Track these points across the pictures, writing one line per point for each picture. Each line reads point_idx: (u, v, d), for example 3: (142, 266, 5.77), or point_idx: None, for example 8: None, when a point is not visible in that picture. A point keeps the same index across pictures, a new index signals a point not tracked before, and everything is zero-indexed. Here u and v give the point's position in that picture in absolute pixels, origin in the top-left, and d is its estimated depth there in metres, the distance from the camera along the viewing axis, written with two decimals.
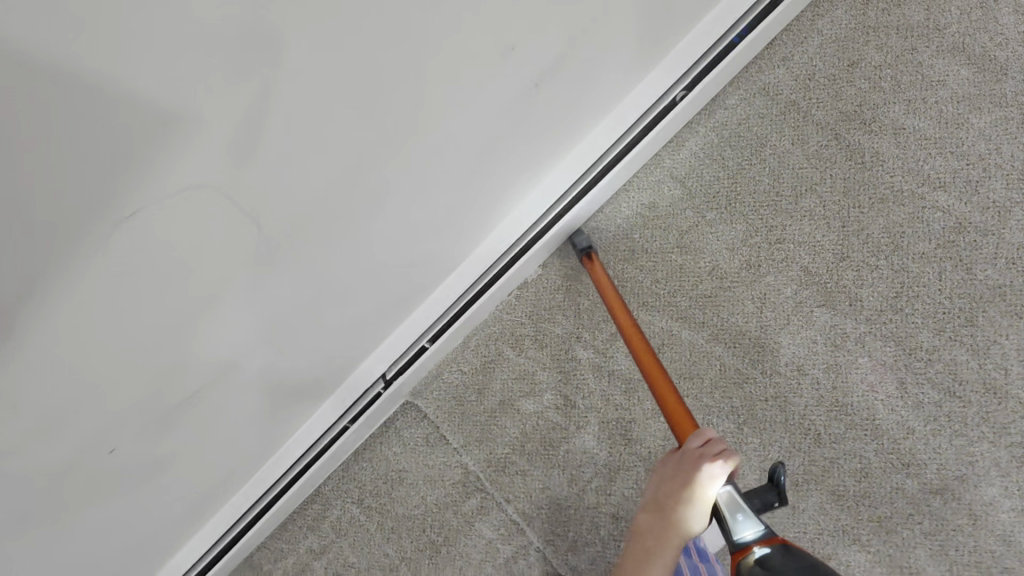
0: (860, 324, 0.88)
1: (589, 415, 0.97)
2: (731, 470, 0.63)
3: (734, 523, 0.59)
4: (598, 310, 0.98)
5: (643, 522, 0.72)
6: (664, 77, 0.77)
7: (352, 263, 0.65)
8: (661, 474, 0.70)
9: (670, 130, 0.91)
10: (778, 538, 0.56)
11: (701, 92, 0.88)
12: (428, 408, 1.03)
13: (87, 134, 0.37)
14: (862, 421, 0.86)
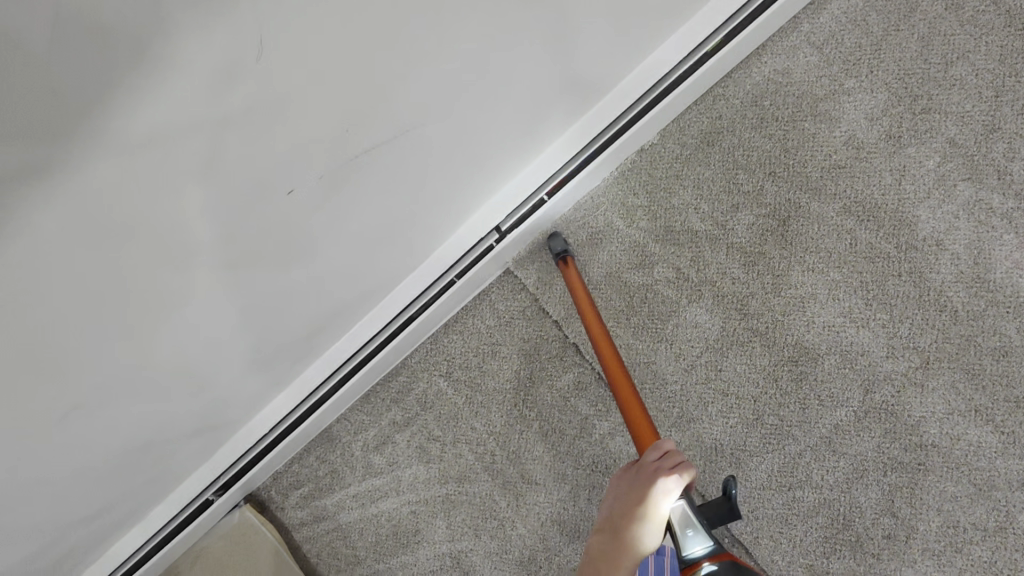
0: (1008, 198, 0.84)
1: (702, 289, 0.92)
2: (684, 484, 0.67)
3: (683, 539, 0.66)
4: (719, 180, 0.93)
5: (598, 542, 0.76)
6: (716, 15, 0.77)
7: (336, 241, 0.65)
8: (617, 493, 0.74)
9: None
10: (725, 554, 0.64)
11: None
12: (528, 280, 0.99)
13: (41, 83, 0.35)
14: (1005, 297, 0.83)
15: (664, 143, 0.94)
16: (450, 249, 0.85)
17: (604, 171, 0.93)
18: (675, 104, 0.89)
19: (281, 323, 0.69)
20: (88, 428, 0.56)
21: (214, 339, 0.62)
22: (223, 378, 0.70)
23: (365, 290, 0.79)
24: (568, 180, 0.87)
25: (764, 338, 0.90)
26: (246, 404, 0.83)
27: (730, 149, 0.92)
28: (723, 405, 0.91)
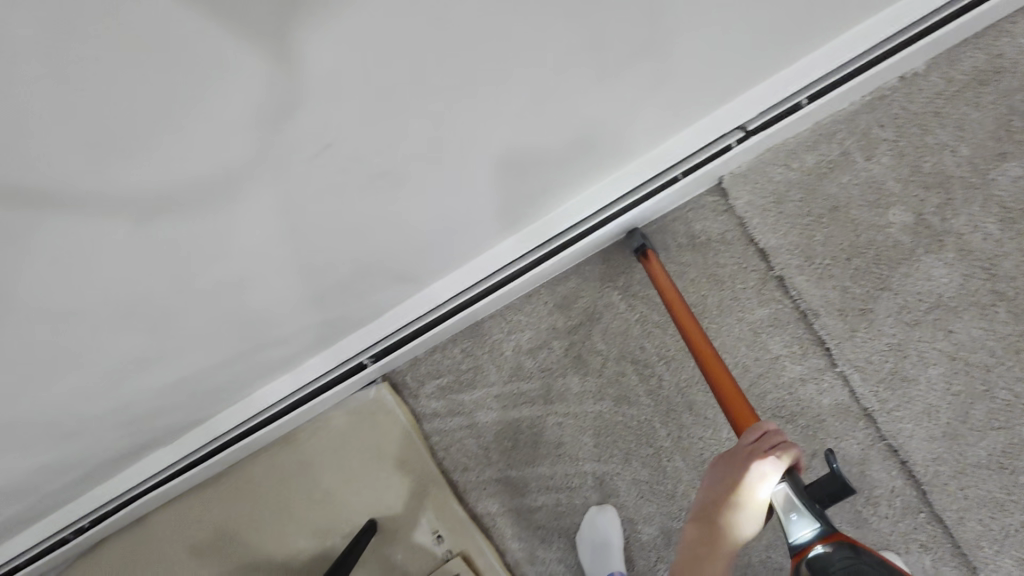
0: None
1: (945, 239, 0.83)
2: (782, 464, 0.57)
3: (787, 525, 0.56)
4: (987, 125, 0.83)
5: (690, 532, 0.64)
6: None
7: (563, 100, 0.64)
8: (710, 479, 0.64)
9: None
10: (839, 536, 0.53)
11: None
12: (739, 201, 0.91)
13: None
14: None
15: (928, 74, 0.85)
16: (667, 152, 0.80)
17: (859, 93, 0.85)
18: (964, 28, 0.80)
19: (484, 174, 0.69)
20: (342, 176, 0.59)
21: (470, 127, 0.61)
22: (436, 203, 0.70)
23: (603, 150, 0.75)
24: (832, 89, 0.79)
25: (1012, 304, 0.80)
26: (446, 252, 0.81)
27: (1007, 92, 0.83)
28: (946, 369, 0.82)
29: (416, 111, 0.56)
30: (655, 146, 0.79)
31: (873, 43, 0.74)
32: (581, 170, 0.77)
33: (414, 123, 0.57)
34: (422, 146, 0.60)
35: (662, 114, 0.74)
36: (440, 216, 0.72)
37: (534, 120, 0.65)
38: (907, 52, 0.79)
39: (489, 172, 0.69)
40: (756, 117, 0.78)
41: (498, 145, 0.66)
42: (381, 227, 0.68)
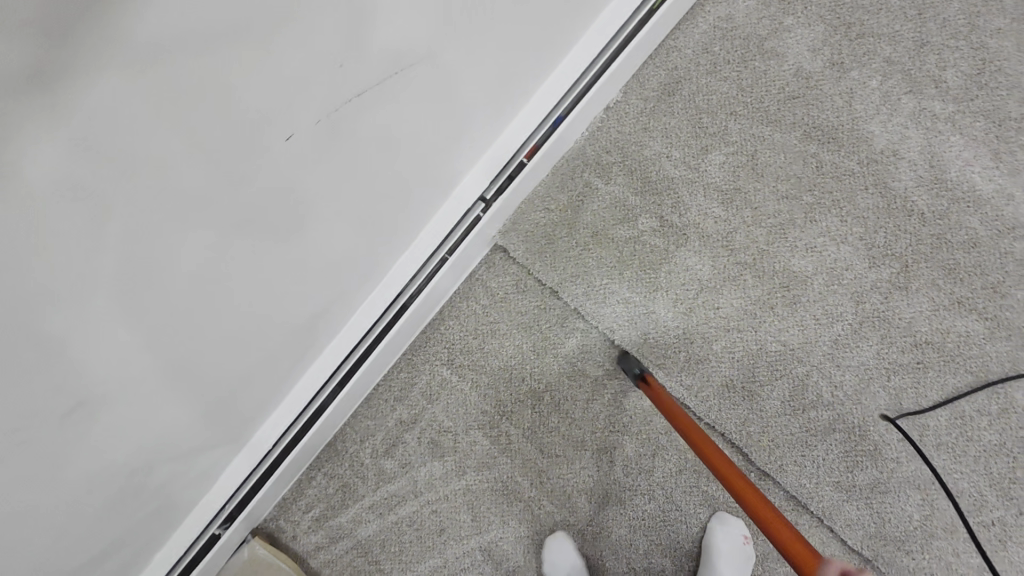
0: (948, 105, 0.91)
1: (687, 232, 0.95)
2: None
3: None
4: (686, 127, 0.96)
5: None
6: None
7: (287, 272, 0.61)
8: None
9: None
10: None
11: None
12: (517, 251, 0.98)
13: None
14: (964, 193, 0.89)
15: (627, 97, 0.97)
16: (422, 245, 0.83)
17: (578, 128, 0.95)
18: (632, 59, 0.92)
19: (235, 363, 0.64)
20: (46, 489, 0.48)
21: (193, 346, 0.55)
22: (192, 417, 0.63)
23: (360, 268, 0.75)
24: (545, 140, 0.88)
25: (755, 269, 0.92)
26: (232, 423, 0.73)
27: (691, 95, 0.96)
28: (728, 341, 0.92)
29: (112, 385, 0.48)
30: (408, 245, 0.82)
31: (559, 95, 0.83)
32: (362, 282, 0.78)
33: (116, 391, 0.49)
34: (151, 391, 0.53)
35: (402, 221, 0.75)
36: (277, 330, 0.67)
37: (262, 303, 0.61)
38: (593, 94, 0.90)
39: (239, 357, 0.64)
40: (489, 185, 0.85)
41: (234, 337, 0.61)
42: (133, 477, 0.59)
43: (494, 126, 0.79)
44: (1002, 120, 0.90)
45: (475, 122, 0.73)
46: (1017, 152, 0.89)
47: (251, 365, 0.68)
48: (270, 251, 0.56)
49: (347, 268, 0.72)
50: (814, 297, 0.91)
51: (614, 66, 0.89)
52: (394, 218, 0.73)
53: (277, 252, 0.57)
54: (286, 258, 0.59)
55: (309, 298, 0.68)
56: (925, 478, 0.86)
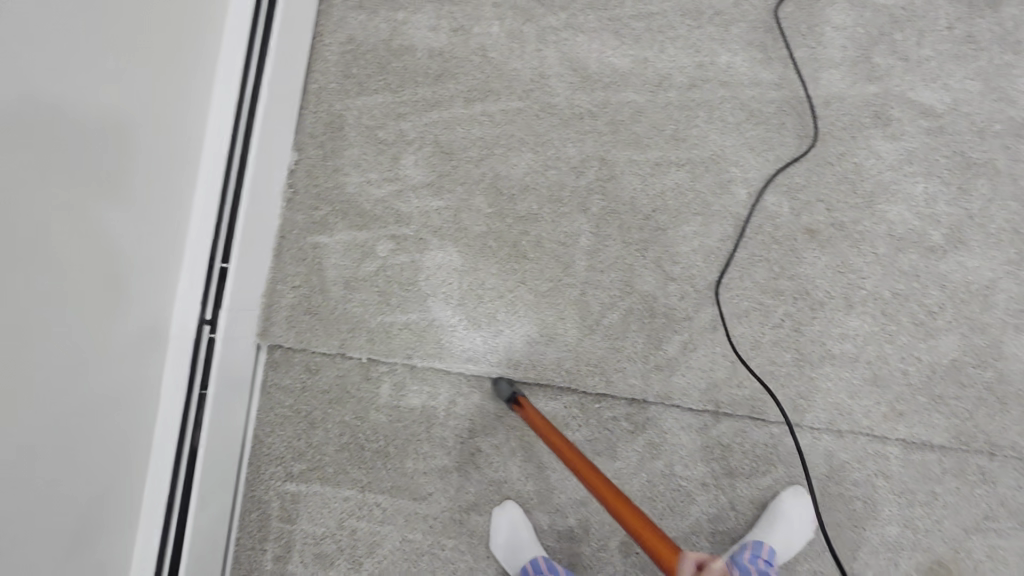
0: (560, 14, 0.99)
1: (421, 236, 0.97)
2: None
3: None
4: (369, 149, 0.99)
5: None
6: (236, 45, 0.83)
7: (50, 540, 0.58)
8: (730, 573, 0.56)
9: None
10: None
11: None
12: (288, 339, 0.96)
13: None
14: (608, 77, 0.96)
15: (305, 152, 0.98)
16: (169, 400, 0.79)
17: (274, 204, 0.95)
18: (281, 121, 0.93)
19: None
20: None
21: None
22: None
23: (119, 469, 0.71)
24: (234, 236, 0.85)
25: (493, 233, 0.96)
26: None
27: (357, 121, 0.99)
28: (507, 306, 0.96)
29: None
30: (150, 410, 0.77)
31: (218, 188, 0.82)
32: (128, 428, 0.72)
33: None
34: None
35: (133, 401, 0.72)
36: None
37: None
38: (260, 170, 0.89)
39: None
40: (204, 301, 0.82)
41: None
42: None
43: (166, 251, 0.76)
44: (605, 3, 0.99)
45: (148, 274, 0.72)
46: (632, 20, 0.98)
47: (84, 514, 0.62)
48: (23, 539, 0.53)
49: (107, 483, 0.68)
50: (550, 227, 0.96)
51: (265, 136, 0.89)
52: (122, 407, 0.70)
53: (30, 533, 0.54)
54: (40, 531, 0.56)
55: (84, 541, 0.64)
56: (716, 319, 0.93)
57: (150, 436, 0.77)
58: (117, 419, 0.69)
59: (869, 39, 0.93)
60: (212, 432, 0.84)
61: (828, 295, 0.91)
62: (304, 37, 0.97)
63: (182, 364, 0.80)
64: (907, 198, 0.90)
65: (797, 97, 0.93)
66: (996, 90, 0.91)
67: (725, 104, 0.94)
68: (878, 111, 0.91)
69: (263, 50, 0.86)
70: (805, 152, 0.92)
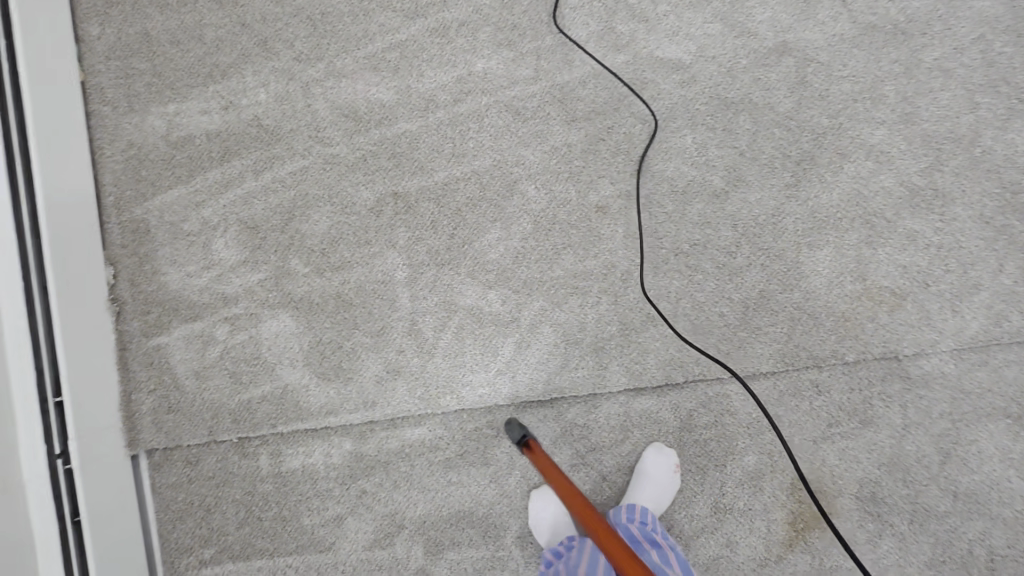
0: (318, 66, 1.01)
1: (251, 311, 1.00)
2: None
3: None
4: (179, 242, 1.01)
5: None
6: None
7: None
8: None
9: (76, 96, 1.00)
10: None
11: (43, 50, 0.95)
12: (157, 441, 1.00)
13: None
14: (378, 115, 1.00)
15: (119, 263, 1.01)
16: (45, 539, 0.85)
17: (100, 320, 0.98)
18: (79, 246, 0.96)
19: None
20: None
21: None
22: None
23: None
24: (60, 372, 0.90)
25: (316, 291, 1.00)
26: None
27: (160, 220, 1.02)
28: (348, 352, 0.99)
29: None
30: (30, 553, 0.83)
31: (26, 334, 0.86)
32: (3, 564, 0.77)
33: None
34: None
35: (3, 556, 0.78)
36: None
37: None
38: (68, 301, 0.92)
39: None
40: (49, 439, 0.88)
41: None
42: None
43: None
44: (357, 43, 1.01)
45: None
46: (384, 53, 1.00)
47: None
48: None
49: None
50: (366, 269, 0.99)
51: (62, 266, 0.92)
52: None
53: None
54: None
55: None
56: (540, 312, 0.96)
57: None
58: None
59: (607, 12, 0.96)
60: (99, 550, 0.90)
61: (634, 264, 0.95)
62: (81, 156, 0.99)
63: (45, 500, 0.85)
64: (680, 151, 0.94)
65: (555, 85, 0.96)
66: (737, 26, 0.93)
67: (491, 109, 0.97)
68: (633, 79, 0.95)
69: (30, 189, 0.89)
70: (572, 138, 0.96)
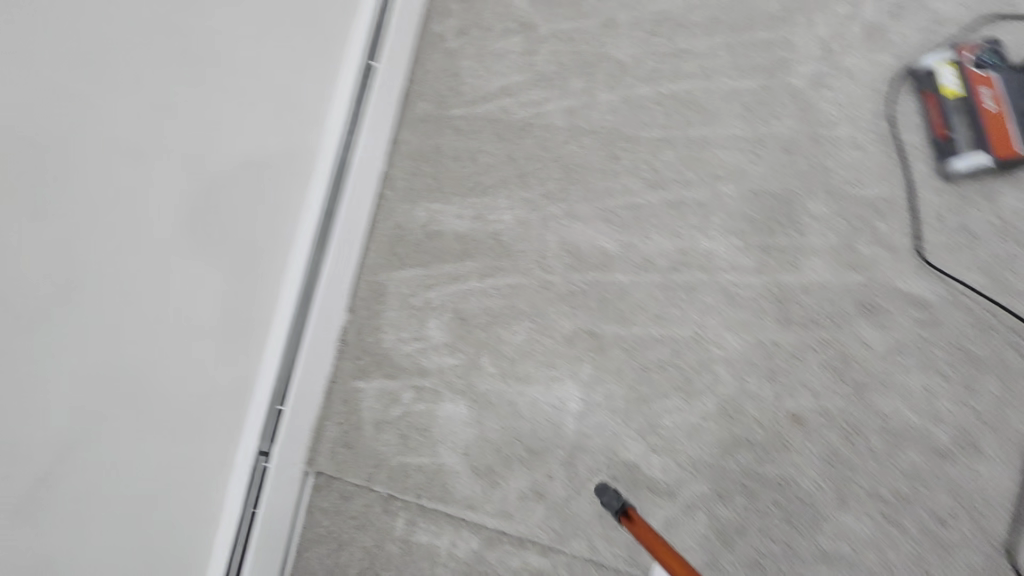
0: (559, 203, 1.16)
1: (437, 387, 1.15)
2: None
3: None
4: (402, 311, 1.21)
5: None
6: (308, 228, 1.15)
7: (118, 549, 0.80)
8: None
9: (376, 172, 1.28)
10: None
11: (375, 138, 1.26)
12: (327, 467, 1.17)
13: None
14: (598, 259, 1.10)
15: (356, 311, 1.24)
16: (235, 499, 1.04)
17: (327, 345, 1.20)
18: (337, 281, 1.20)
19: None
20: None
21: None
22: None
23: (187, 540, 0.95)
24: (291, 371, 1.12)
25: (495, 392, 1.10)
26: None
27: (397, 288, 1.23)
28: (503, 458, 1.07)
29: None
30: (223, 502, 1.03)
31: (286, 325, 1.11)
32: (200, 494, 0.96)
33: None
34: None
35: (207, 493, 0.99)
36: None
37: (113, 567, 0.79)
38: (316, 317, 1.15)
39: None
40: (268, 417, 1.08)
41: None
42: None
43: (244, 377, 1.04)
44: (600, 196, 1.13)
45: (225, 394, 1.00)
46: (619, 209, 1.11)
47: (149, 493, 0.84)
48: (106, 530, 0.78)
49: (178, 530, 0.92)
50: (542, 388, 1.07)
51: (323, 291, 1.16)
52: (198, 488, 0.96)
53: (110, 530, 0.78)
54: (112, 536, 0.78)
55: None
56: (699, 495, 0.95)
57: (218, 523, 1.02)
58: (192, 493, 0.94)
59: (850, 228, 0.99)
60: (263, 533, 1.07)
61: (818, 489, 0.90)
62: (362, 214, 1.25)
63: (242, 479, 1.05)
64: (901, 390, 0.91)
65: (775, 283, 0.99)
66: (1002, 281, 0.93)
67: (704, 286, 1.02)
68: (866, 299, 0.95)
69: (326, 232, 1.17)
70: (780, 338, 0.97)
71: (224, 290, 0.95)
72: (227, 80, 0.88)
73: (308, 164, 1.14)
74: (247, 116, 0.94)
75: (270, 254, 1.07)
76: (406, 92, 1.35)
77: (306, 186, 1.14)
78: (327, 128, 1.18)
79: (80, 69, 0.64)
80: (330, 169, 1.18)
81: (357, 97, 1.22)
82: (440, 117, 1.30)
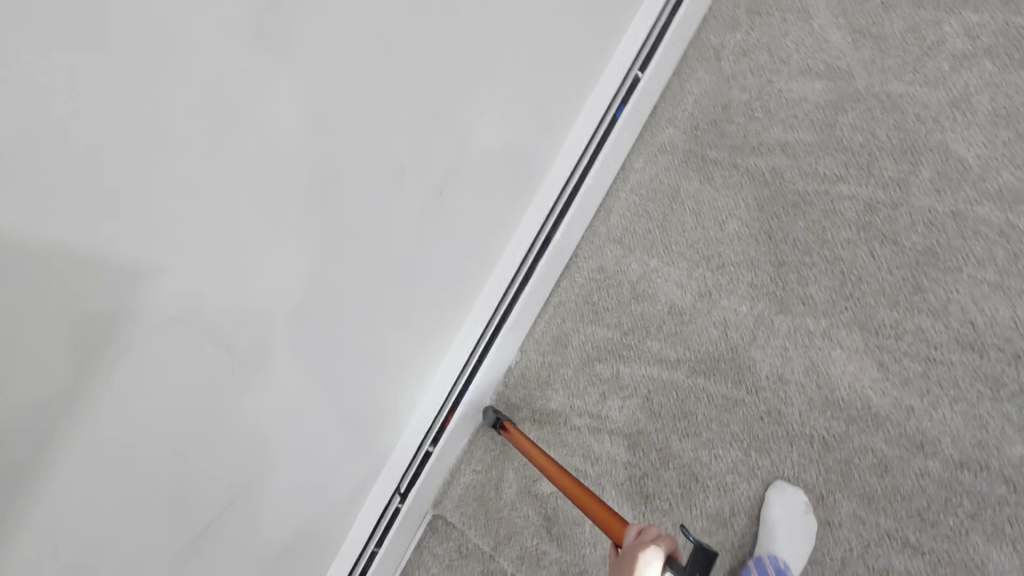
0: (821, 318, 0.93)
1: (603, 481, 0.98)
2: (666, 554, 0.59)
3: None
4: (581, 375, 1.04)
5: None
6: (521, 246, 0.92)
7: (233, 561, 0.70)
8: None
9: (599, 195, 1.06)
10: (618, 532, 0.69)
11: (612, 159, 1.04)
12: (453, 516, 1.05)
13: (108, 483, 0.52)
14: (859, 412, 0.87)
15: (527, 354, 1.07)
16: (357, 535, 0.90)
17: (492, 381, 1.04)
18: (524, 315, 1.02)
19: None
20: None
21: None
22: None
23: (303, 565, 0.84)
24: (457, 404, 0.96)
25: (674, 516, 0.93)
26: None
27: (581, 346, 1.05)
28: None
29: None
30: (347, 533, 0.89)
31: (466, 353, 0.93)
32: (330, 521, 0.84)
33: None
34: None
35: (337, 521, 0.86)
36: None
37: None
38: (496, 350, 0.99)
39: None
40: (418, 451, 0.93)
41: None
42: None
43: (408, 400, 0.88)
44: (879, 328, 0.89)
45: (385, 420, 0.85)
46: (905, 360, 0.87)
47: (274, 529, 0.74)
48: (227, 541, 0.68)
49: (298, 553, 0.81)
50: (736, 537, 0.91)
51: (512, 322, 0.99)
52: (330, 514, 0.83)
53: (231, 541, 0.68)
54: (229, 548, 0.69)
55: None
56: None
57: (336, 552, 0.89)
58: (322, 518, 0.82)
59: None
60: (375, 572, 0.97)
61: None
62: (570, 242, 1.05)
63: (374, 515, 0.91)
64: None
65: None
66: None
67: (998, 503, 0.80)
68: None
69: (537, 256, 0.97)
70: None
71: (394, 337, 0.79)
72: (487, 55, 0.70)
73: (531, 190, 0.90)
74: (500, 103, 0.75)
75: (476, 268, 0.88)
76: (653, 109, 1.09)
77: (536, 195, 0.91)
78: (579, 129, 0.92)
79: (286, 121, 0.52)
80: (565, 185, 0.94)
81: (622, 96, 0.97)
82: (690, 153, 1.07)
